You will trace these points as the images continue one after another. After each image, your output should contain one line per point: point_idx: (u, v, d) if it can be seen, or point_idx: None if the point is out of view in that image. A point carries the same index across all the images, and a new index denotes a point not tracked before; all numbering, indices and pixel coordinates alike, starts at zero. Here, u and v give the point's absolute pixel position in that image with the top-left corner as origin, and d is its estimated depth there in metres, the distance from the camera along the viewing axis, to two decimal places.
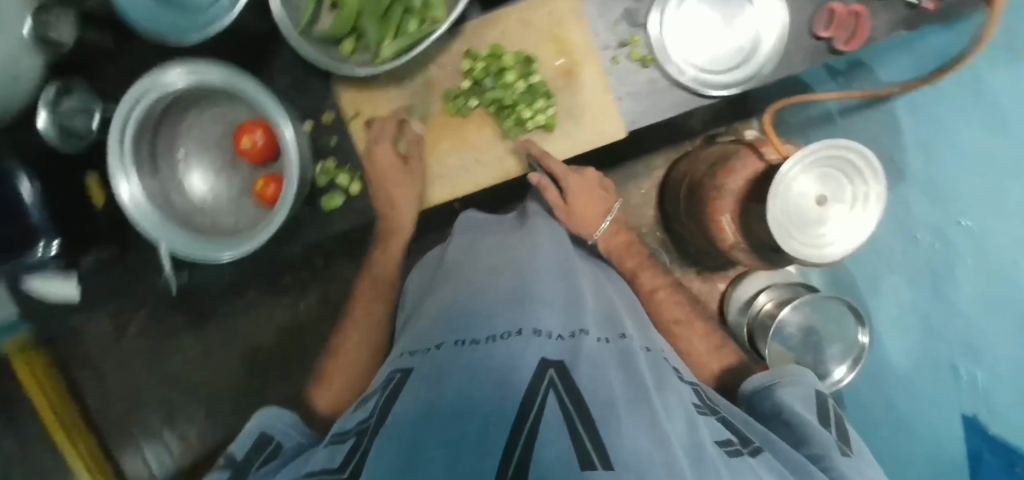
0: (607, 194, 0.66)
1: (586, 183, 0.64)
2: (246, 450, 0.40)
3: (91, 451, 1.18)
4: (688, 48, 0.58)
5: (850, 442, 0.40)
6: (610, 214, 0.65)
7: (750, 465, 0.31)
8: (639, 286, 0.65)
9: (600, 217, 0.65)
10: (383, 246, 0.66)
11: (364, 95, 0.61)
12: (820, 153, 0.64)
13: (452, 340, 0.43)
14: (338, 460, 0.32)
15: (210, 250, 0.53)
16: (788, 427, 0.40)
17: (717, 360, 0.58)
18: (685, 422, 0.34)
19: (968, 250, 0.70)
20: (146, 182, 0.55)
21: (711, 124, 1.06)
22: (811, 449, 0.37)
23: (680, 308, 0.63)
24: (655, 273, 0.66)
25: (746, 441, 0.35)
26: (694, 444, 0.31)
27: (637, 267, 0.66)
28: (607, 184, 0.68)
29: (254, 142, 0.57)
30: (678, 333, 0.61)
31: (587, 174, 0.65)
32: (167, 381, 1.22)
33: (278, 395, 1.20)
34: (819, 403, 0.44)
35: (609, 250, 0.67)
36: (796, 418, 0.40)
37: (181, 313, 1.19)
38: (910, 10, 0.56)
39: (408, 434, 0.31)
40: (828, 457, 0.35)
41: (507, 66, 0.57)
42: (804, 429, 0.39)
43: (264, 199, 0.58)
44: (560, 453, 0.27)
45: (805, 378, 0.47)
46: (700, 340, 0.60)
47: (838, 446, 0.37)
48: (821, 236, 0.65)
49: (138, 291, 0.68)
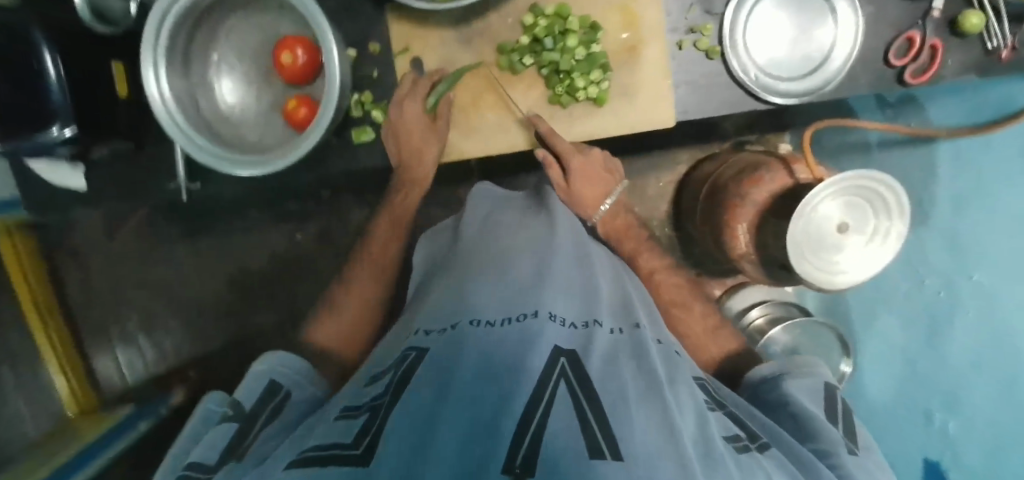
0: (611, 176, 0.64)
1: (589, 162, 0.62)
2: (253, 402, 0.43)
3: (66, 345, 1.18)
4: (754, 45, 0.57)
5: (855, 438, 0.41)
6: (611, 195, 0.64)
7: (758, 461, 0.32)
8: (638, 268, 0.63)
9: (601, 197, 0.63)
10: (405, 193, 0.65)
11: (419, 31, 0.60)
12: (852, 182, 0.59)
13: (466, 320, 0.42)
14: (350, 436, 0.31)
15: (229, 162, 0.51)
16: (795, 420, 0.42)
17: (715, 344, 0.56)
18: (696, 416, 0.33)
19: (974, 303, 0.71)
20: (175, 78, 0.53)
21: (744, 130, 1.04)
22: (819, 445, 0.38)
23: (679, 292, 0.61)
24: (654, 256, 0.63)
25: (755, 437, 0.36)
26: (704, 438, 0.31)
27: (635, 250, 0.63)
28: (613, 164, 0.66)
29: (295, 58, 0.54)
30: (673, 315, 0.59)
31: (590, 154, 0.62)
32: (153, 288, 1.21)
33: (262, 321, 1.19)
34: (828, 393, 0.46)
35: (608, 232, 0.65)
36: (805, 413, 0.41)
37: (177, 224, 1.18)
38: (984, 56, 0.55)
39: (422, 417, 0.30)
40: (835, 455, 0.37)
41: (571, 29, 0.57)
42: (812, 426, 0.40)
43: (295, 120, 0.56)
44: (571, 442, 0.27)
45: (814, 374, 0.47)
46: (698, 321, 0.58)
47: (845, 444, 0.38)
48: (834, 264, 0.62)
49: (147, 193, 0.66)
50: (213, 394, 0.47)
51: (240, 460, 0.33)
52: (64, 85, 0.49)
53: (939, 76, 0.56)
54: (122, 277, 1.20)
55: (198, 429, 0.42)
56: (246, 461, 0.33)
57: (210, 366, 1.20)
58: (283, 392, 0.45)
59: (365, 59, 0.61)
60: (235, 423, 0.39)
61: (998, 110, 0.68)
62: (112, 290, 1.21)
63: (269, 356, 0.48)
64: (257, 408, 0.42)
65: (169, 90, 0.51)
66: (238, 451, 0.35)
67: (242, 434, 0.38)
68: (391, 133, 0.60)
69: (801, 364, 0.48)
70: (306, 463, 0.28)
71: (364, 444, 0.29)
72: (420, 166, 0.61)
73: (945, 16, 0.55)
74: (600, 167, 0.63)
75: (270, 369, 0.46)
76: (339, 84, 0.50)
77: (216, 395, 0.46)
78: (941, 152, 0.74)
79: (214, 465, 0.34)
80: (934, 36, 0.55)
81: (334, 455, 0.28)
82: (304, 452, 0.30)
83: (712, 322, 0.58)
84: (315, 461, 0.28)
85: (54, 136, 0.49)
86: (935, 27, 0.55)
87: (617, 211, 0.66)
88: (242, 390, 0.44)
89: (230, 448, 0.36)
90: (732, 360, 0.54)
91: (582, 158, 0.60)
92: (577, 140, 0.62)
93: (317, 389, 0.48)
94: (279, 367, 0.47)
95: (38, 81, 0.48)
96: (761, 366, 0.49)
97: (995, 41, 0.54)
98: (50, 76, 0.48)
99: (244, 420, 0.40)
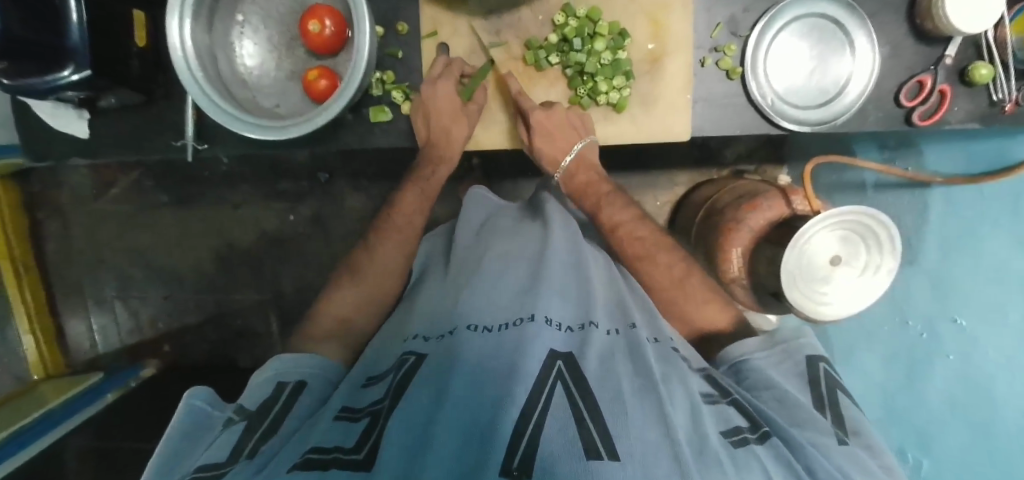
0: (575, 131, 0.60)
1: (551, 116, 0.59)
2: (260, 403, 0.41)
3: (38, 302, 1.15)
4: (773, 70, 0.59)
5: (843, 424, 0.41)
6: (573, 149, 0.60)
7: (755, 456, 0.32)
8: (603, 222, 0.60)
9: (563, 152, 0.61)
10: (434, 168, 0.63)
11: (448, 17, 0.60)
12: (846, 217, 0.60)
13: (463, 325, 0.41)
14: (352, 439, 0.31)
15: (246, 126, 0.51)
16: (782, 405, 0.42)
17: (684, 299, 0.57)
18: (690, 414, 0.33)
19: (953, 348, 0.72)
20: (198, 35, 0.52)
21: (744, 159, 1.07)
22: (809, 433, 0.38)
23: (642, 245, 0.59)
24: (619, 209, 0.60)
25: (756, 425, 0.37)
26: (700, 436, 0.31)
27: (597, 204, 0.61)
28: (582, 117, 0.61)
29: (322, 29, 0.54)
30: (640, 269, 0.58)
31: (553, 107, 0.59)
32: (133, 252, 1.18)
33: (244, 298, 1.16)
34: (811, 376, 0.45)
35: (572, 191, 0.63)
36: (792, 400, 0.41)
37: (166, 192, 1.15)
38: (990, 107, 0.57)
39: (422, 420, 0.30)
40: (825, 445, 0.36)
41: (600, 33, 0.57)
42: (801, 414, 0.40)
43: (313, 91, 0.55)
44: (568, 440, 0.27)
45: (795, 351, 0.47)
46: (664, 274, 0.58)
47: (836, 435, 0.38)
48: (821, 294, 0.63)
49: (149, 148, 0.64)
50: (195, 389, 0.43)
51: (252, 456, 0.33)
52: (84, 26, 0.48)
53: (944, 121, 0.58)
54: (102, 239, 1.18)
55: (187, 430, 0.39)
56: (258, 459, 0.33)
57: (185, 342, 1.18)
58: (294, 383, 0.44)
59: (392, 38, 0.61)
60: (244, 421, 0.38)
61: (992, 164, 0.69)
62: (91, 251, 1.18)
63: (274, 364, 0.47)
64: (269, 402, 0.41)
65: (192, 49, 0.51)
66: (250, 448, 0.35)
67: (251, 431, 0.37)
68: (422, 116, 0.60)
69: (783, 342, 0.48)
70: (309, 465, 0.28)
71: (365, 449, 0.30)
72: (448, 144, 0.61)
73: (956, 64, 0.57)
74: (565, 124, 0.60)
75: (275, 373, 0.45)
76: (366, 60, 0.50)
77: (200, 390, 0.43)
78: (934, 200, 0.74)
79: (225, 460, 0.33)
80: (943, 82, 0.57)
81: (334, 458, 0.29)
82: (304, 454, 0.30)
83: (680, 273, 0.58)
84: (315, 462, 0.28)
85: (64, 77, 0.49)
86: (945, 73, 0.57)
87: (581, 168, 0.62)
88: (247, 395, 0.42)
89: (242, 444, 0.35)
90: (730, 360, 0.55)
91: (541, 114, 0.58)
92: (611, 139, 0.62)
93: (331, 374, 0.48)
94: (285, 368, 0.46)
95: (59, 17, 0.47)
96: (743, 343, 0.50)
97: (1000, 94, 0.56)
98: (72, 16, 0.47)
99: (253, 418, 0.39)
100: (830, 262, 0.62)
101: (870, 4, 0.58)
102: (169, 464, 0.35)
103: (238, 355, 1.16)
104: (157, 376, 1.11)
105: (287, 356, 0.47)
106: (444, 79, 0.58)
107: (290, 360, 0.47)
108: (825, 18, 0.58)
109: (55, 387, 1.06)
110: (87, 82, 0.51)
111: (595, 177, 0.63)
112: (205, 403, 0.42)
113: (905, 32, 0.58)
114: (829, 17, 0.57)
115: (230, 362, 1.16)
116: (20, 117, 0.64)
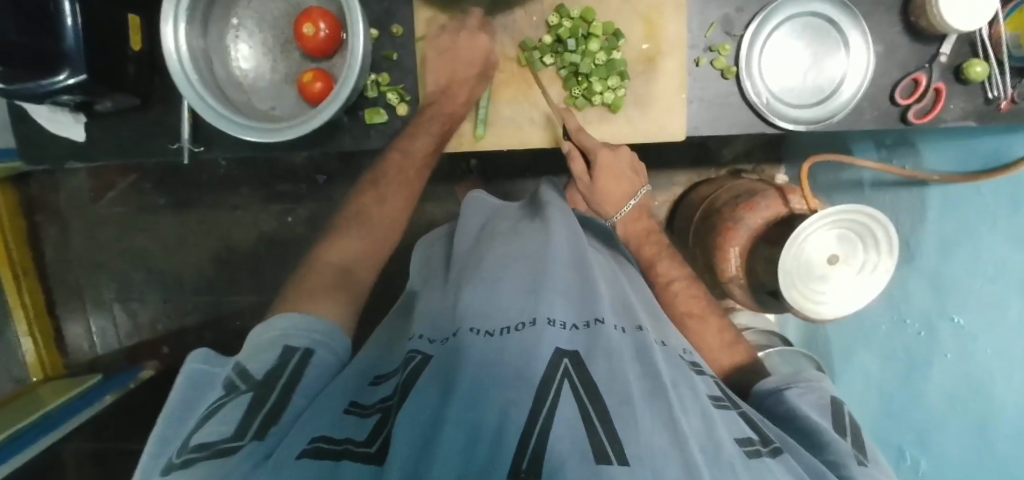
0: (636, 177, 0.62)
1: (617, 160, 0.60)
2: (268, 369, 0.40)
3: (36, 303, 1.15)
4: (768, 70, 0.59)
5: (863, 449, 0.43)
6: (636, 196, 0.62)
7: (767, 465, 0.33)
8: (656, 276, 0.62)
9: (626, 198, 0.62)
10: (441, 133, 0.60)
11: (442, 18, 0.61)
12: (844, 215, 0.60)
13: (467, 325, 0.41)
14: (363, 433, 0.32)
15: (241, 129, 0.51)
16: (802, 431, 0.43)
17: (728, 356, 0.56)
18: (702, 420, 0.34)
19: (952, 347, 0.68)
20: (193, 39, 0.53)
21: (742, 158, 1.07)
22: (829, 457, 0.40)
23: (697, 303, 0.59)
24: (675, 264, 0.62)
25: (767, 440, 0.37)
26: (711, 441, 0.31)
27: (654, 257, 0.62)
28: (638, 164, 0.64)
29: (317, 32, 0.54)
30: (687, 325, 0.58)
31: (618, 149, 0.60)
32: (132, 254, 1.18)
33: (243, 300, 1.16)
34: (834, 408, 0.47)
35: (627, 236, 0.64)
36: (814, 427, 0.43)
37: (164, 195, 1.15)
38: (985, 104, 0.57)
39: (428, 421, 0.30)
40: (846, 467, 0.39)
41: (594, 34, 0.58)
42: (821, 438, 0.42)
43: (309, 94, 0.56)
44: (576, 445, 0.27)
45: (821, 391, 0.49)
46: (714, 336, 0.58)
47: (855, 456, 0.40)
48: (818, 294, 0.62)
49: (145, 150, 0.64)
50: (196, 351, 0.44)
51: (263, 438, 0.33)
52: (79, 30, 0.48)
53: (940, 119, 0.58)
54: (101, 241, 1.18)
55: (191, 393, 0.40)
56: (268, 441, 0.33)
57: (184, 343, 1.18)
58: (301, 351, 0.43)
59: (387, 40, 0.61)
60: (250, 391, 0.38)
61: (986, 163, 0.64)
62: (89, 253, 1.18)
63: (280, 324, 0.45)
64: (275, 370, 0.40)
65: (186, 53, 0.51)
66: (257, 426, 0.34)
67: (259, 403, 0.37)
68: (449, 59, 0.59)
69: (805, 380, 0.49)
70: (320, 454, 0.29)
71: (378, 442, 0.31)
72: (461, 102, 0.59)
73: (951, 62, 0.57)
74: (629, 169, 0.62)
75: (282, 334, 0.44)
76: (362, 61, 0.50)
77: (202, 352, 0.44)
78: (930, 197, 0.71)
79: (232, 435, 0.33)
80: (938, 80, 0.57)
81: (347, 450, 0.30)
82: (315, 439, 0.31)
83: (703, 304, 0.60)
84: (327, 453, 0.29)
85: (59, 81, 0.50)
86: (940, 71, 0.57)
87: (640, 215, 0.64)
88: (256, 356, 0.42)
89: (249, 418, 0.35)
90: (739, 371, 0.55)
91: (610, 155, 0.59)
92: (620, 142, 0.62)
93: (340, 346, 0.47)
94: (292, 332, 0.45)
95: (54, 22, 0.48)
96: (768, 381, 0.50)
97: (995, 91, 0.56)
98: (67, 21, 0.48)
99: (260, 388, 0.38)
100: (828, 261, 0.62)
101: (863, 3, 0.58)
102: (168, 434, 0.36)
103: (237, 357, 1.16)
104: (156, 377, 1.12)
105: (295, 317, 0.46)
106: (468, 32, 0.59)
107: (297, 320, 0.46)
108: (820, 17, 0.58)
109: (55, 388, 1.06)
110: (82, 86, 0.51)
111: (653, 226, 0.65)
112: (207, 365, 0.42)
113: (899, 30, 0.58)
114: (824, 16, 0.57)
115: None
116: (15, 119, 0.64)
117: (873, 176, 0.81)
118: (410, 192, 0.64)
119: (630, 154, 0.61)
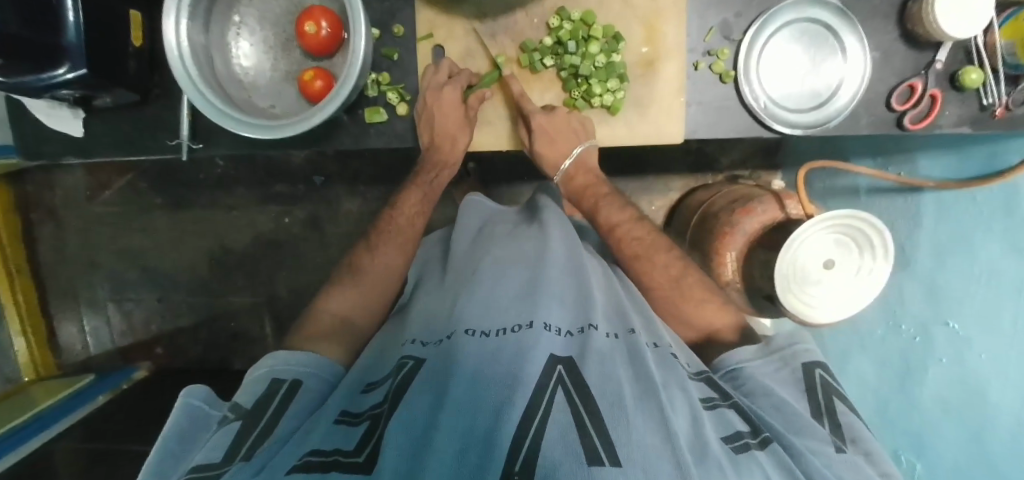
0: (577, 136, 0.62)
1: (555, 119, 0.61)
2: (256, 399, 0.42)
3: (29, 303, 1.15)
4: (766, 75, 0.59)
5: (841, 431, 0.41)
6: (573, 154, 0.63)
7: (756, 460, 0.33)
8: (656, 276, 0.60)
9: (563, 157, 0.63)
10: (437, 174, 0.67)
11: (444, 19, 0.61)
12: (842, 219, 0.60)
13: (462, 329, 0.41)
14: (353, 443, 0.32)
15: (239, 126, 0.51)
16: (779, 413, 0.42)
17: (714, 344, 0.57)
18: (693, 420, 0.34)
19: (945, 350, 0.68)
20: (194, 33, 0.53)
21: (738, 165, 1.08)
22: (807, 441, 0.38)
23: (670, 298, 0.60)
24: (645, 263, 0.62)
25: (757, 430, 0.37)
26: (702, 441, 0.31)
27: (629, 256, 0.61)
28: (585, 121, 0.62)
29: (319, 30, 0.54)
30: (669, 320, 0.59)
31: (552, 114, 0.61)
32: (127, 254, 1.18)
33: (238, 301, 1.16)
34: (807, 382, 0.45)
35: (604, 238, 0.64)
36: (789, 408, 0.42)
37: (160, 194, 1.14)
38: (980, 111, 0.58)
39: (423, 426, 0.30)
40: (825, 453, 0.37)
41: (594, 37, 0.58)
42: (798, 422, 0.40)
43: (309, 92, 0.56)
44: (569, 447, 0.27)
45: (790, 359, 0.47)
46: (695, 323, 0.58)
47: (834, 443, 0.39)
48: (814, 298, 0.63)
49: (144, 148, 0.64)
50: (191, 388, 0.44)
51: (249, 459, 0.34)
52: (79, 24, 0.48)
53: (935, 124, 0.59)
54: (96, 240, 1.17)
55: (188, 429, 0.40)
56: (253, 461, 0.33)
57: (179, 345, 1.18)
58: (289, 382, 0.45)
59: (388, 40, 0.62)
60: (240, 420, 0.39)
61: (983, 168, 0.64)
62: (84, 252, 1.18)
63: (270, 360, 0.48)
64: (264, 400, 0.42)
65: (187, 47, 0.51)
66: (246, 450, 0.35)
67: (246, 431, 0.37)
68: (427, 122, 0.61)
69: (777, 352, 0.48)
70: (307, 468, 0.29)
71: (366, 451, 0.31)
72: (451, 151, 0.63)
73: (947, 69, 0.58)
74: (567, 127, 0.62)
75: (271, 370, 0.46)
76: (363, 59, 0.50)
77: (196, 391, 0.44)
78: (925, 203, 0.71)
79: (222, 461, 0.34)
80: (934, 87, 0.58)
81: (336, 462, 0.30)
82: (304, 457, 0.31)
83: (703, 299, 0.58)
84: (316, 465, 0.29)
85: (59, 76, 0.50)
86: (936, 78, 0.58)
87: (582, 170, 0.65)
88: (246, 391, 0.43)
89: (237, 444, 0.36)
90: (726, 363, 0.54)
91: (538, 123, 0.60)
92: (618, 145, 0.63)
93: (329, 376, 0.49)
94: (281, 366, 0.47)
95: (56, 16, 0.47)
96: (739, 351, 0.50)
97: (991, 98, 0.56)
98: (68, 16, 0.47)
99: (249, 417, 0.39)
100: (827, 265, 0.62)
101: (860, 10, 0.59)
102: (168, 467, 0.36)
103: (232, 359, 1.16)
104: (149, 379, 1.11)
105: (284, 353, 0.49)
106: (450, 84, 0.59)
107: (290, 356, 0.48)
108: (817, 23, 0.58)
109: (47, 388, 1.06)
110: (82, 80, 0.51)
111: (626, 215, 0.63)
112: (202, 402, 0.43)
113: (896, 37, 0.58)
114: (821, 22, 0.58)
115: (223, 364, 1.16)
116: (14, 116, 0.64)
117: (869, 183, 0.81)
118: (425, 191, 0.68)
119: (567, 115, 0.61)
